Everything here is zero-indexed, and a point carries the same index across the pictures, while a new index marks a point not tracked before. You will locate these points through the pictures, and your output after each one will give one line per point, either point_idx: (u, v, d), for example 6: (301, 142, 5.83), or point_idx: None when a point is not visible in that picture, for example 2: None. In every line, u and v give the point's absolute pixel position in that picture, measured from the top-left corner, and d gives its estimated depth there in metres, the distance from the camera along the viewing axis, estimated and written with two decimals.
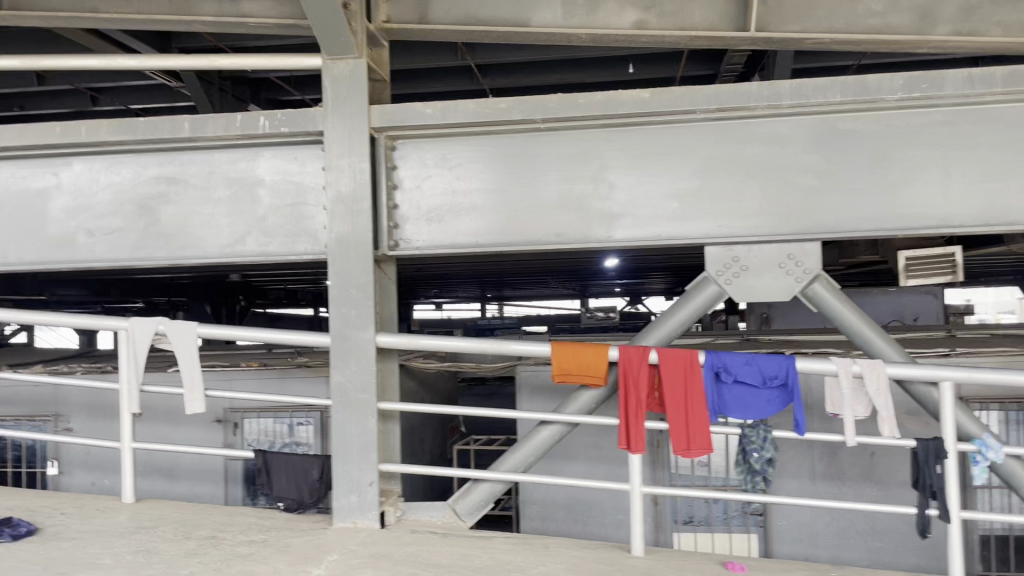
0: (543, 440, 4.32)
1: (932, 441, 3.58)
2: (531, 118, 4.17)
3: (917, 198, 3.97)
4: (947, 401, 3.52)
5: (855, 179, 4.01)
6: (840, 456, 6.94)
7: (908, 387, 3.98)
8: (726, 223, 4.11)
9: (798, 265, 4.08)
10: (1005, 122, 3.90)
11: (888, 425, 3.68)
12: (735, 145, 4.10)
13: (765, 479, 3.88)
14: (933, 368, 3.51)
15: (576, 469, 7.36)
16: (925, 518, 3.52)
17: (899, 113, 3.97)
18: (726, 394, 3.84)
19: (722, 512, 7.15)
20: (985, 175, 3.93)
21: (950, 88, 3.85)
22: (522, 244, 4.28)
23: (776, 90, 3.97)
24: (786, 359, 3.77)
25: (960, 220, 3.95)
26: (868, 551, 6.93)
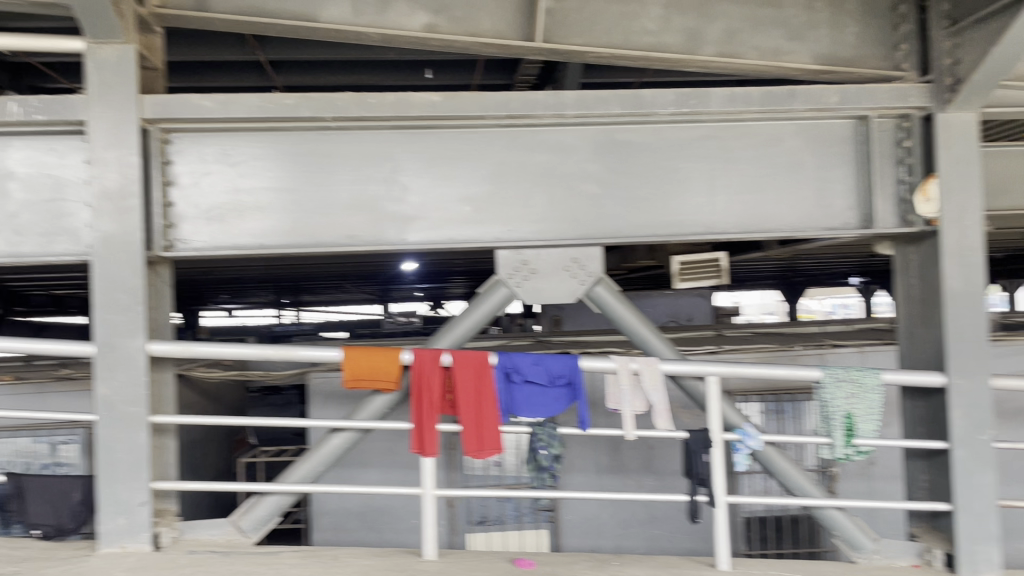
0: (334, 447, 4.19)
1: (701, 432, 3.86)
2: (318, 116, 4.04)
3: (686, 206, 4.25)
4: (712, 393, 3.83)
5: (633, 188, 4.24)
6: (623, 450, 7.31)
7: (680, 382, 4.25)
8: (515, 228, 4.20)
9: (583, 268, 4.21)
10: (760, 139, 4.28)
11: (664, 418, 3.90)
12: (524, 151, 4.21)
13: (554, 475, 3.98)
14: (701, 364, 3.81)
15: (370, 476, 7.23)
16: (696, 503, 3.77)
17: (671, 127, 4.25)
18: (516, 393, 3.90)
19: (515, 510, 7.29)
20: (744, 187, 4.27)
21: (715, 104, 4.16)
22: (310, 246, 4.14)
23: (560, 99, 4.11)
24: (572, 359, 3.91)
25: (724, 227, 4.26)
26: (647, 539, 7.35)
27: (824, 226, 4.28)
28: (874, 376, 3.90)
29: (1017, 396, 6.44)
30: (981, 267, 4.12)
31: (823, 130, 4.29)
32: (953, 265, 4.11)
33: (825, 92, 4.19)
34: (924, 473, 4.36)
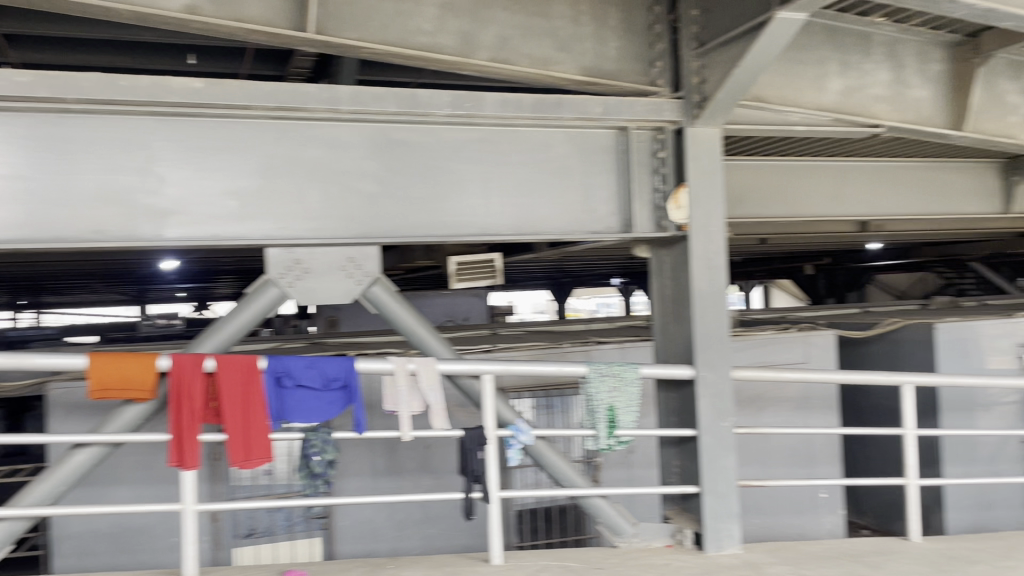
0: (78, 464, 3.78)
1: (475, 430, 3.92)
2: (59, 97, 3.62)
3: (461, 208, 4.30)
4: (487, 392, 3.93)
5: (408, 188, 4.21)
6: (399, 451, 7.27)
7: (456, 382, 4.28)
8: (286, 225, 4.02)
9: (359, 268, 4.13)
10: (531, 145, 4.42)
11: (441, 418, 3.89)
12: (295, 146, 4.04)
13: (327, 481, 3.87)
14: (475, 363, 3.88)
15: (123, 493, 6.63)
16: (470, 500, 3.83)
17: (446, 129, 4.29)
18: (288, 398, 3.73)
19: (285, 519, 7.01)
20: (516, 190, 4.39)
21: (489, 109, 4.23)
22: (50, 241, 3.71)
23: (334, 94, 3.99)
24: (347, 361, 3.81)
25: (497, 228, 4.34)
26: (422, 539, 7.35)
27: (590, 230, 4.49)
28: (634, 370, 4.14)
29: (753, 386, 7.16)
30: (723, 269, 4.53)
31: (588, 138, 4.52)
32: (701, 268, 4.48)
33: (590, 103, 4.41)
34: (676, 459, 4.73)
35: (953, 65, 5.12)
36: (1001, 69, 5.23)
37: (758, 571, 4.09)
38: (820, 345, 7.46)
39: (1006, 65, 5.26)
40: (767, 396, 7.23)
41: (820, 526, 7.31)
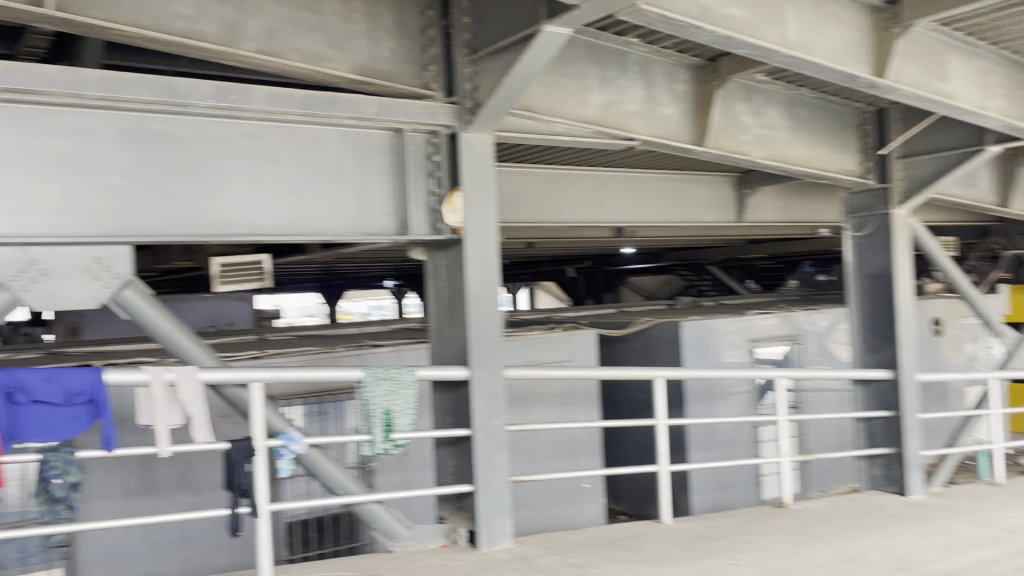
0: None
1: (243, 442, 3.71)
2: None
3: (227, 206, 4.05)
4: (256, 401, 3.74)
5: (166, 183, 3.90)
6: (155, 467, 6.56)
7: (220, 391, 4.02)
8: (19, 222, 3.56)
9: (107, 270, 3.76)
10: (302, 142, 4.26)
11: (203, 430, 3.64)
12: (31, 133, 3.59)
13: (70, 506, 3.49)
14: (244, 370, 3.68)
15: None
16: (237, 516, 3.63)
17: (209, 121, 4.02)
18: (21, 416, 3.32)
19: (18, 551, 5.90)
20: (286, 188, 4.21)
21: (255, 102, 4.03)
22: None
23: (77, 77, 3.60)
24: (93, 373, 3.39)
25: (266, 228, 4.14)
26: (182, 560, 6.72)
27: (364, 231, 4.42)
28: (409, 372, 4.15)
29: (522, 384, 7.42)
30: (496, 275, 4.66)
31: (361, 138, 4.44)
32: (474, 270, 4.57)
33: (363, 102, 4.35)
34: (451, 460, 4.79)
35: (696, 85, 5.63)
36: (736, 92, 5.83)
37: (528, 563, 4.24)
38: (584, 344, 7.89)
39: (740, 89, 5.88)
40: (535, 394, 7.52)
41: (583, 515, 7.74)
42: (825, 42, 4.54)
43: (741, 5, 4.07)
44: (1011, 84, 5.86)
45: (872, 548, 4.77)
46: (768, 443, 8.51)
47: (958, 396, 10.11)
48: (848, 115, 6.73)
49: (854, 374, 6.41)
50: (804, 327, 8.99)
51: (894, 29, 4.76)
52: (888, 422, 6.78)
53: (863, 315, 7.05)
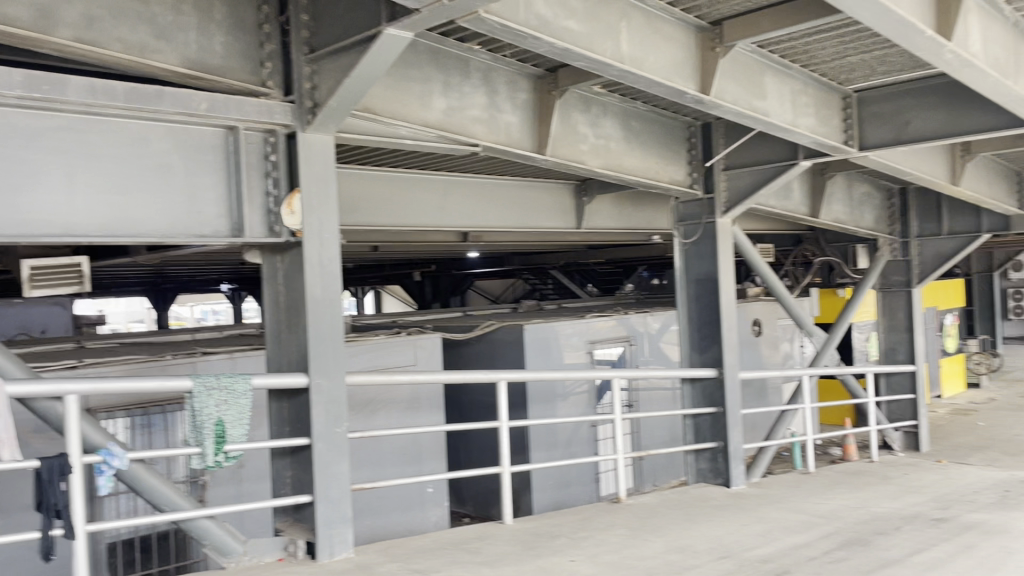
0: None
1: (56, 459, 3.42)
2: None
3: (39, 204, 3.75)
4: (72, 415, 3.47)
5: None
6: None
7: (29, 404, 3.67)
8: None
9: None
10: (125, 138, 4.00)
11: (8, 447, 3.35)
12: None
13: None
14: (57, 383, 3.40)
15: None
16: (49, 539, 3.35)
17: (19, 112, 3.70)
18: None
19: None
20: (106, 186, 3.94)
21: (73, 94, 3.73)
22: None
23: None
24: None
25: (84, 229, 3.86)
26: None
27: (194, 233, 4.21)
28: (243, 381, 3.96)
29: (365, 390, 7.30)
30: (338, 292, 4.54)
31: (191, 135, 4.22)
32: (314, 274, 4.44)
33: (194, 98, 4.13)
34: (289, 470, 4.64)
35: (537, 95, 5.76)
36: (575, 103, 6.01)
37: (369, 572, 4.19)
38: (428, 348, 7.87)
39: (578, 100, 6.06)
40: (378, 399, 7.43)
41: (426, 519, 7.73)
42: (656, 58, 4.77)
43: (578, 19, 4.20)
44: (818, 105, 6.39)
45: (699, 537, 5.06)
46: (606, 441, 8.84)
47: (776, 391, 10.92)
48: (677, 128, 7.11)
49: (684, 373, 6.77)
50: (638, 329, 9.43)
51: (717, 49, 5.08)
52: (714, 418, 7.22)
53: (691, 318, 7.48)
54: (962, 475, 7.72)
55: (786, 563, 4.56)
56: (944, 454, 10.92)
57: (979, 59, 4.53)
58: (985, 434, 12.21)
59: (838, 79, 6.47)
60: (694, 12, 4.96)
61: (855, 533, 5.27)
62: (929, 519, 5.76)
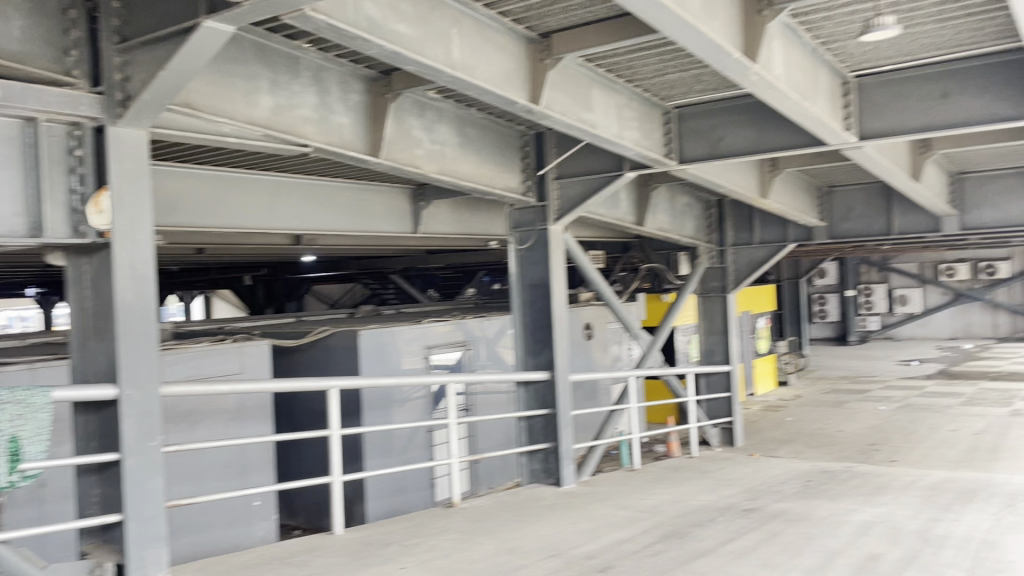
0: None
1: None
2: None
3: None
4: None
5: None
6: None
7: None
8: None
9: None
10: None
11: None
12: None
13: None
14: None
15: None
16: None
17: None
18: None
19: None
20: None
21: None
22: None
23: None
24: None
25: None
26: None
27: None
28: (42, 394, 3.64)
29: (186, 400, 6.93)
30: (154, 304, 4.28)
31: None
32: (125, 278, 4.15)
33: None
34: (96, 488, 4.32)
35: (370, 98, 5.68)
36: (408, 107, 5.98)
37: None
38: (256, 355, 7.57)
39: (412, 105, 6.03)
40: (201, 410, 7.07)
41: (253, 533, 7.43)
42: (487, 66, 4.83)
43: (408, 23, 4.18)
44: (641, 119, 6.71)
45: (527, 537, 5.17)
46: (441, 445, 8.86)
47: (606, 393, 11.36)
48: (511, 136, 7.24)
49: (516, 377, 6.89)
50: (475, 334, 9.52)
51: (546, 60, 5.21)
52: (546, 420, 7.41)
53: (525, 322, 7.65)
54: (770, 466, 8.35)
55: (609, 558, 4.74)
56: (757, 448, 11.75)
57: (780, 82, 4.91)
58: (791, 427, 13.27)
59: (660, 95, 6.82)
60: (524, 23, 5.07)
61: (673, 527, 5.55)
62: (740, 510, 6.17)
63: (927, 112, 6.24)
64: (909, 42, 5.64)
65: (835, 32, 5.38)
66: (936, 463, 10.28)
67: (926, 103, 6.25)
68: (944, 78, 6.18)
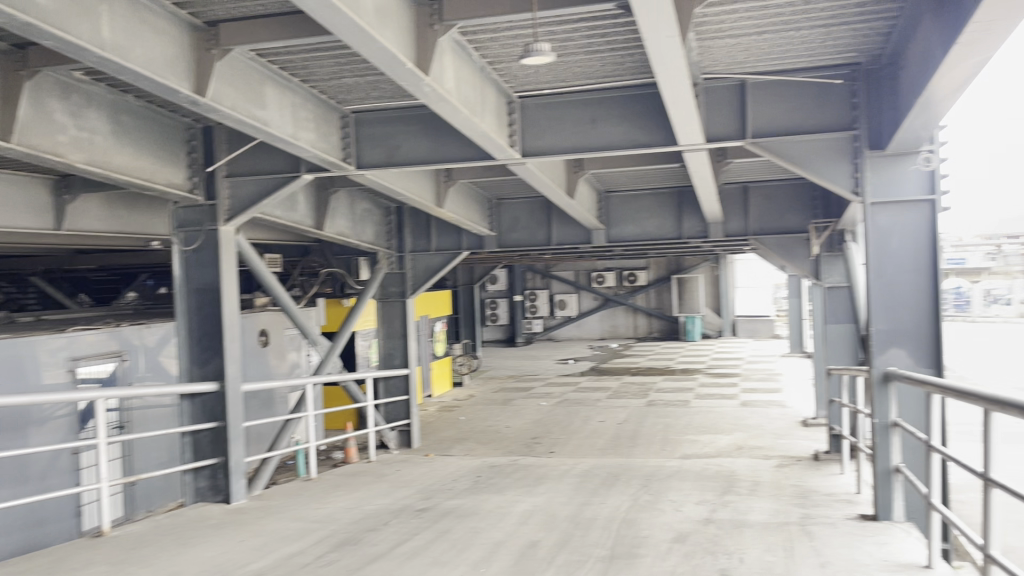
0: None
1: None
2: None
3: None
4: None
5: None
6: None
7: None
8: None
9: None
10: None
11: None
12: None
13: None
14: None
15: None
16: None
17: None
18: None
19: None
20: None
21: None
22: None
23: None
24: None
25: None
26: None
27: None
28: None
29: None
30: None
31: None
32: None
33: None
34: None
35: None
36: (49, 88, 5.27)
37: None
38: None
39: (54, 85, 5.32)
40: None
41: None
42: (143, 50, 4.41)
43: None
44: (317, 121, 6.60)
45: (188, 562, 4.79)
46: (90, 469, 7.98)
47: (282, 401, 11.01)
48: (174, 128, 6.72)
49: (180, 389, 6.39)
50: (133, 343, 8.69)
51: (213, 51, 4.91)
52: (214, 433, 6.93)
53: (191, 330, 7.08)
54: (443, 466, 8.66)
55: None
56: (431, 448, 12.15)
57: (451, 95, 5.12)
58: (464, 426, 13.91)
59: (336, 99, 6.76)
60: (188, 8, 4.72)
61: (346, 534, 5.50)
62: (414, 510, 6.32)
63: (579, 135, 6.91)
64: (565, 70, 6.19)
65: (501, 54, 5.73)
66: (587, 452, 11.42)
67: (579, 127, 6.92)
68: (593, 106, 6.89)
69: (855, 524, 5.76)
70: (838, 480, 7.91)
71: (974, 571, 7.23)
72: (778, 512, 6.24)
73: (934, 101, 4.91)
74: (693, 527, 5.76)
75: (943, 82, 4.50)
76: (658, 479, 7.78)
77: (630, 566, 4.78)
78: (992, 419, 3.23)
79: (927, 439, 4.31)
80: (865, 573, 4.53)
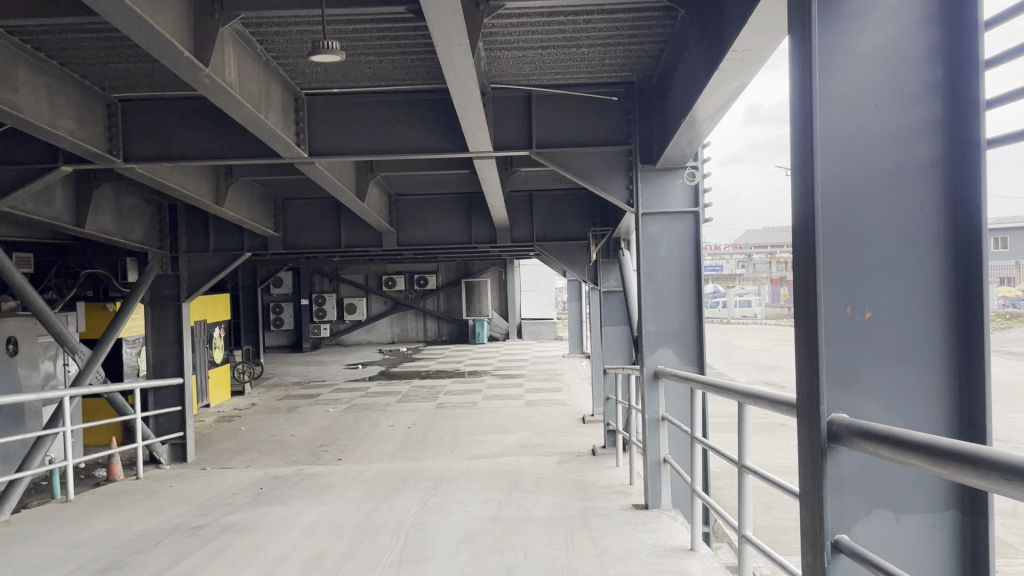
0: None
1: None
2: None
3: None
4: None
5: None
6: None
7: None
8: None
9: None
10: None
11: None
12: None
13: None
14: None
15: None
16: None
17: None
18: None
19: None
20: None
21: None
22: None
23: None
24: None
25: None
26: None
27: None
28: None
29: None
30: None
31: None
32: None
33: None
34: None
35: None
36: None
37: None
38: None
39: None
40: None
41: None
42: None
43: None
44: (78, 108, 6.00)
45: None
46: None
47: (33, 415, 9.92)
48: None
49: None
50: None
51: None
52: None
53: None
54: (222, 479, 8.20)
55: None
56: (209, 461, 11.47)
57: (233, 88, 4.86)
58: (246, 437, 13.26)
59: (103, 85, 6.21)
60: None
61: (111, 558, 5.07)
62: (188, 528, 5.94)
63: (368, 136, 6.83)
64: (353, 70, 6.11)
65: (287, 48, 5.55)
66: (375, 457, 11.32)
67: (368, 129, 6.84)
68: (383, 109, 6.86)
69: (628, 513, 6.18)
70: (613, 472, 8.42)
71: (728, 550, 8.02)
72: (559, 506, 6.54)
73: (697, 121, 5.37)
74: (480, 526, 5.89)
75: (704, 106, 4.95)
76: (446, 480, 7.88)
77: (418, 570, 4.80)
78: (744, 411, 3.58)
79: (690, 432, 4.67)
80: (637, 558, 4.86)
